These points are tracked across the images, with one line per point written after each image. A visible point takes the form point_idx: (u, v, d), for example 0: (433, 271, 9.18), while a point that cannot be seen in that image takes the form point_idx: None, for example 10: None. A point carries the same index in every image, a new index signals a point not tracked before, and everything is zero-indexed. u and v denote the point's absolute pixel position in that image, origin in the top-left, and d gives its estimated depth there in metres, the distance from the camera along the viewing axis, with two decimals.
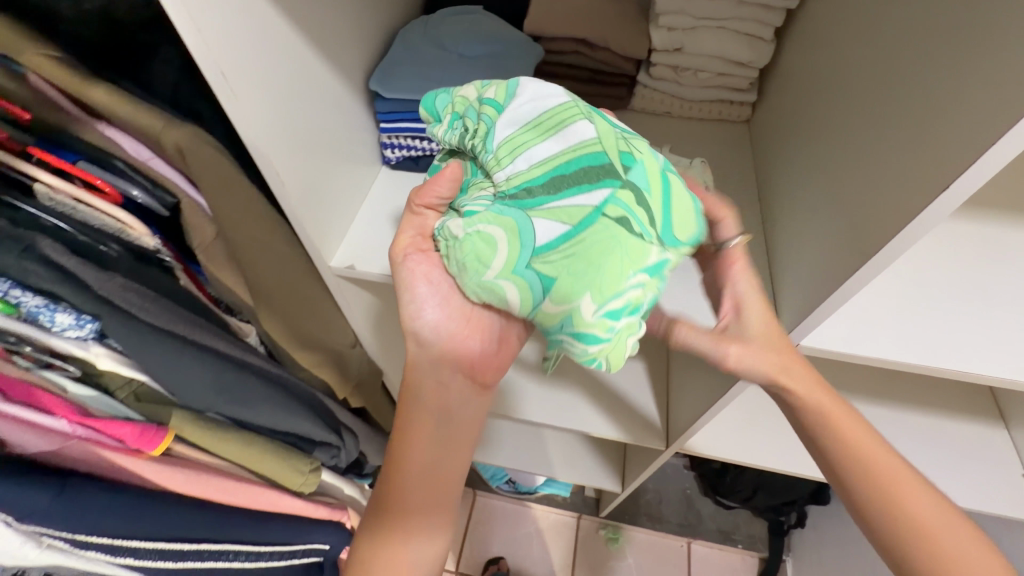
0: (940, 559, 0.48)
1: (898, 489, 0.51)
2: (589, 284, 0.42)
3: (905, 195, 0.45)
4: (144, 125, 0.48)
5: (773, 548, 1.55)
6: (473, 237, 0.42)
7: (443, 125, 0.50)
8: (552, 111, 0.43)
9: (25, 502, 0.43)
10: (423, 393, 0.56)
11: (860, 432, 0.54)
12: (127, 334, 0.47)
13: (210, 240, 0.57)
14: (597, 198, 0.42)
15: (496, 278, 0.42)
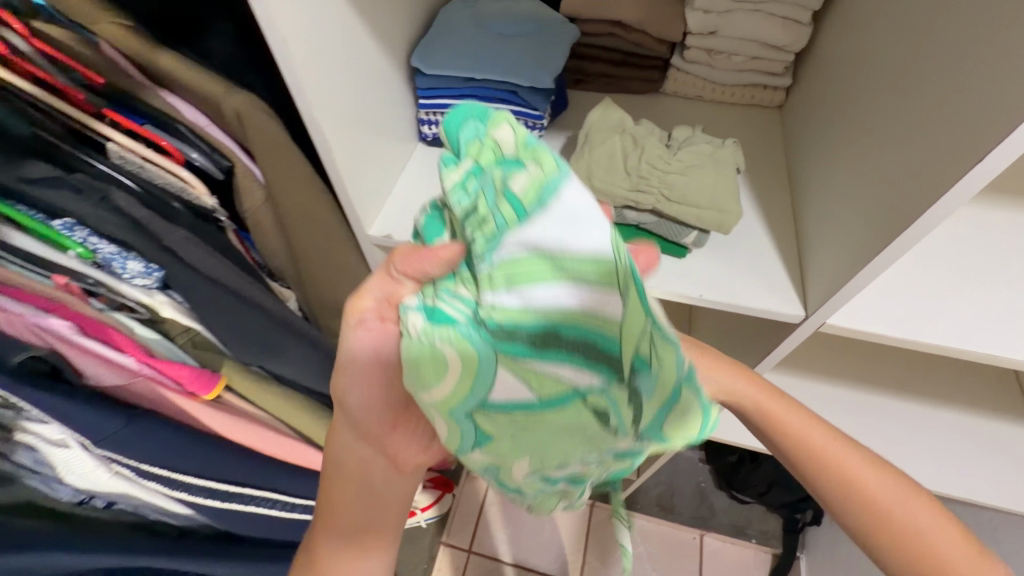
0: (891, 525, 0.54)
1: (858, 479, 0.54)
2: (529, 454, 0.38)
3: (939, 173, 0.46)
4: (207, 90, 0.52)
5: (788, 544, 1.55)
6: (424, 355, 0.34)
7: (456, 174, 0.33)
8: (574, 258, 0.31)
9: (101, 425, 0.44)
10: (346, 465, 0.48)
11: (802, 424, 0.56)
12: (189, 283, 0.52)
13: (259, 204, 0.61)
14: (583, 382, 0.35)
15: (427, 409, 0.36)
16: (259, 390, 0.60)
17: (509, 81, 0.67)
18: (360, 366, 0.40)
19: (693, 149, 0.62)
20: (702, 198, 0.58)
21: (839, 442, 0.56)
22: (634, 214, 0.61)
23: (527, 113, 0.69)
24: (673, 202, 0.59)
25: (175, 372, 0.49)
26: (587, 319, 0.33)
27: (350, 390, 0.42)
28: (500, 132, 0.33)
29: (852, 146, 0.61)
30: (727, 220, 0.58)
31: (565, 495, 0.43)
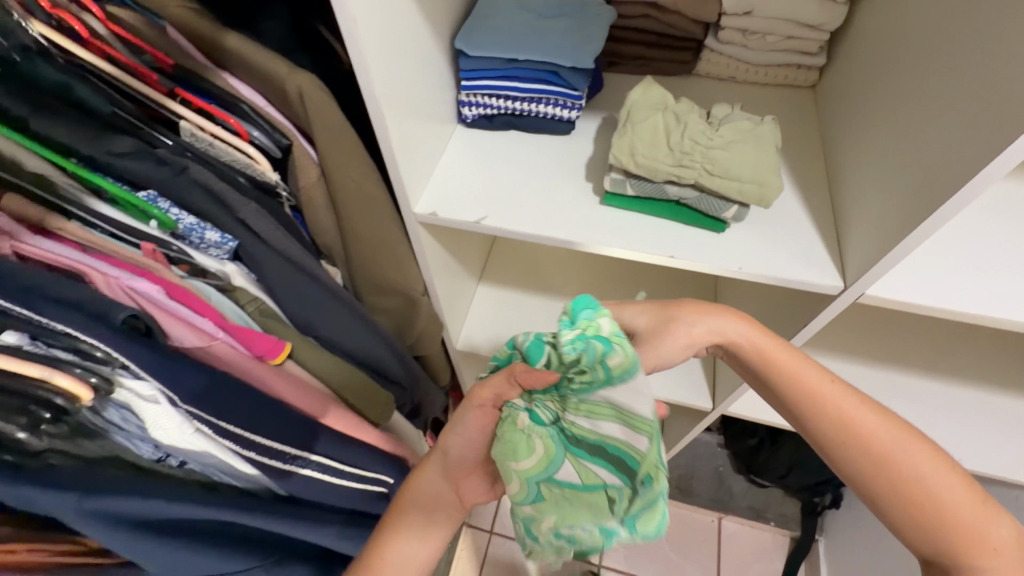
0: (875, 457, 0.54)
1: (865, 430, 0.55)
2: (559, 519, 0.52)
3: (981, 144, 0.47)
4: (273, 71, 0.55)
5: (806, 527, 1.56)
6: (519, 439, 0.51)
7: (568, 333, 0.48)
8: (631, 429, 0.47)
9: (184, 382, 0.47)
10: (428, 487, 0.65)
11: (798, 365, 0.59)
12: (259, 253, 0.55)
13: (314, 182, 0.64)
14: (610, 485, 0.50)
15: (510, 470, 0.52)
16: (315, 357, 0.64)
17: (550, 62, 0.69)
18: (468, 431, 0.60)
19: (734, 125, 0.63)
20: (744, 172, 0.60)
21: (849, 395, 0.57)
22: (675, 188, 0.64)
23: (567, 94, 0.71)
24: (715, 176, 0.61)
25: (248, 338, 0.53)
26: (621, 457, 0.48)
27: (457, 435, 0.61)
28: (600, 319, 0.49)
29: (889, 122, 0.62)
30: (768, 193, 0.60)
31: (559, 551, 0.56)
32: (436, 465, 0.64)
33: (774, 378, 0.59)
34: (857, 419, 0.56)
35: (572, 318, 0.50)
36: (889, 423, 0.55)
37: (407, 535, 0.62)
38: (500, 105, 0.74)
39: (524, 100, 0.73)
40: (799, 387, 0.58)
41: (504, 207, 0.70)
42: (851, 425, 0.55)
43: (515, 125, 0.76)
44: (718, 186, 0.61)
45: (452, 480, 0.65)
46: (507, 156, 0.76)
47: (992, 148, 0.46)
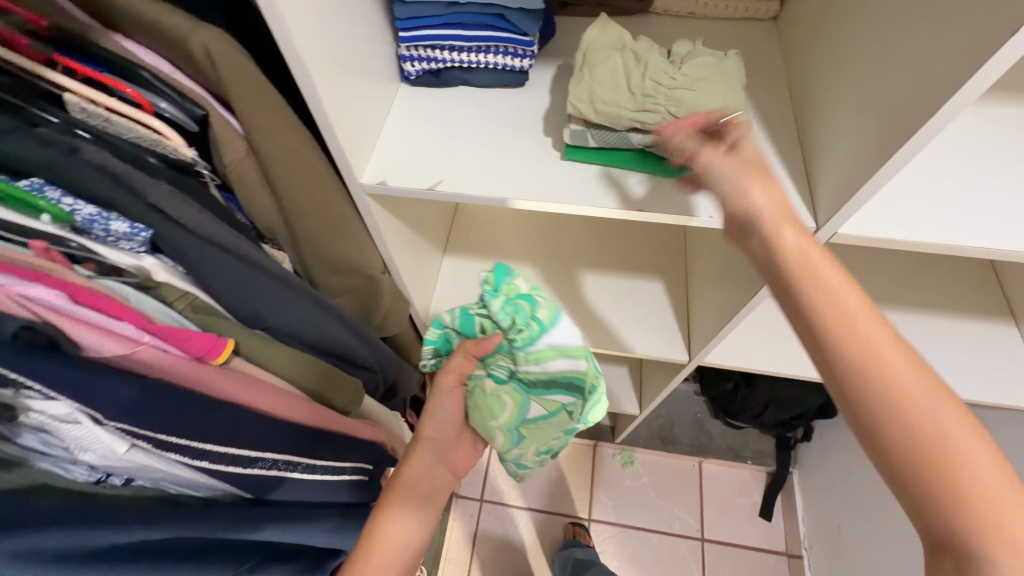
0: (938, 459, 0.35)
1: (894, 374, 0.37)
2: (536, 440, 0.75)
3: (953, 66, 0.45)
4: (171, 29, 0.47)
5: (780, 461, 1.63)
6: (493, 402, 0.70)
7: (498, 302, 0.63)
8: (572, 358, 0.64)
9: (110, 394, 0.41)
10: (421, 474, 0.74)
11: (843, 283, 0.41)
12: (185, 242, 0.49)
13: (242, 156, 0.57)
14: (569, 404, 0.69)
15: (495, 427, 0.72)
16: (266, 350, 0.59)
17: (496, 4, 0.62)
18: (448, 408, 0.76)
19: (698, 64, 0.59)
20: (713, 113, 0.56)
21: (851, 297, 0.40)
22: (639, 136, 0.61)
23: (517, 40, 0.65)
24: (682, 119, 0.57)
25: (180, 340, 0.47)
26: (567, 380, 0.67)
27: (438, 420, 0.77)
28: (517, 284, 0.63)
29: (856, 50, 0.59)
30: (741, 133, 0.56)
31: (545, 459, 0.81)
32: (427, 451, 0.76)
33: (775, 264, 0.45)
34: (892, 366, 0.37)
35: (497, 287, 0.63)
36: (932, 382, 0.37)
37: (406, 513, 0.67)
38: (445, 58, 0.67)
39: (471, 50, 0.66)
40: (792, 280, 0.43)
41: (460, 170, 0.64)
42: (878, 380, 0.37)
43: (464, 79, 0.70)
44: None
45: (445, 460, 0.78)
46: (458, 114, 0.70)
47: (966, 66, 0.44)
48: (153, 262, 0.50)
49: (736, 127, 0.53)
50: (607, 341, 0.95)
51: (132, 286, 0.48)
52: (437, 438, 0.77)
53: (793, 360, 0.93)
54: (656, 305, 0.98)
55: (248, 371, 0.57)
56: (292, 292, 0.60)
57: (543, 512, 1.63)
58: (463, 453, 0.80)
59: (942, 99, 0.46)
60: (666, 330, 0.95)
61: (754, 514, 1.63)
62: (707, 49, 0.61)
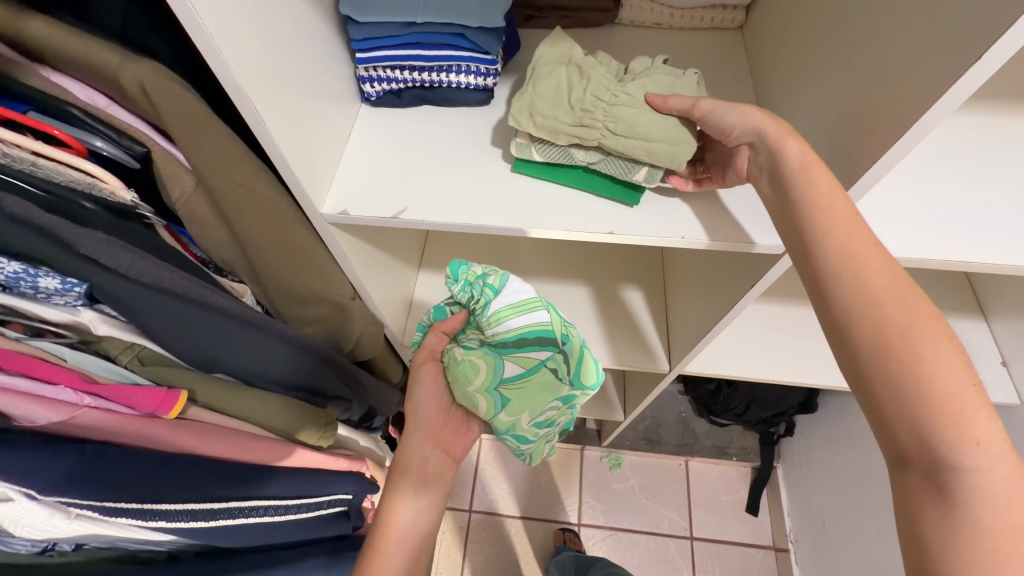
0: (892, 348, 0.41)
1: (889, 302, 0.43)
2: (528, 409, 0.69)
3: (925, 84, 0.45)
4: (103, 64, 0.44)
5: (765, 456, 1.64)
6: (466, 366, 0.65)
7: (458, 286, 0.66)
8: (530, 310, 0.63)
9: (43, 467, 0.41)
10: (414, 458, 0.71)
11: (831, 190, 0.48)
12: (128, 290, 0.45)
13: (190, 190, 0.53)
14: (545, 358, 0.65)
15: (475, 395, 0.67)
16: (223, 394, 0.56)
17: (456, 24, 0.60)
18: (426, 387, 0.73)
19: (651, 82, 0.58)
20: (651, 133, 0.55)
21: (861, 237, 0.46)
22: (583, 152, 0.59)
23: (480, 59, 0.62)
24: (620, 137, 0.56)
25: (124, 397, 0.46)
26: (536, 336, 0.64)
27: (419, 403, 0.73)
28: (472, 271, 0.65)
29: (824, 63, 0.59)
30: (679, 153, 0.56)
31: (548, 434, 0.76)
32: (415, 435, 0.73)
33: (786, 192, 0.49)
34: (889, 295, 0.43)
35: (456, 278, 0.65)
36: (901, 280, 0.44)
37: (407, 502, 0.67)
38: (406, 78, 0.65)
39: (432, 70, 0.64)
40: (802, 220, 0.48)
41: (426, 195, 0.62)
42: (876, 307, 0.43)
43: (426, 98, 0.68)
44: (625, 147, 0.56)
45: (437, 441, 0.74)
46: (422, 135, 0.67)
47: (939, 84, 0.43)
48: (92, 314, 0.48)
49: (699, 106, 0.55)
50: None
51: (69, 344, 0.48)
52: (420, 421, 0.73)
53: (772, 365, 0.92)
54: (635, 315, 0.97)
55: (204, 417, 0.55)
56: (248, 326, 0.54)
57: (533, 520, 1.62)
58: (452, 433, 0.77)
59: (917, 115, 0.45)
60: (646, 340, 0.94)
61: (741, 510, 1.65)
62: (664, 66, 0.60)
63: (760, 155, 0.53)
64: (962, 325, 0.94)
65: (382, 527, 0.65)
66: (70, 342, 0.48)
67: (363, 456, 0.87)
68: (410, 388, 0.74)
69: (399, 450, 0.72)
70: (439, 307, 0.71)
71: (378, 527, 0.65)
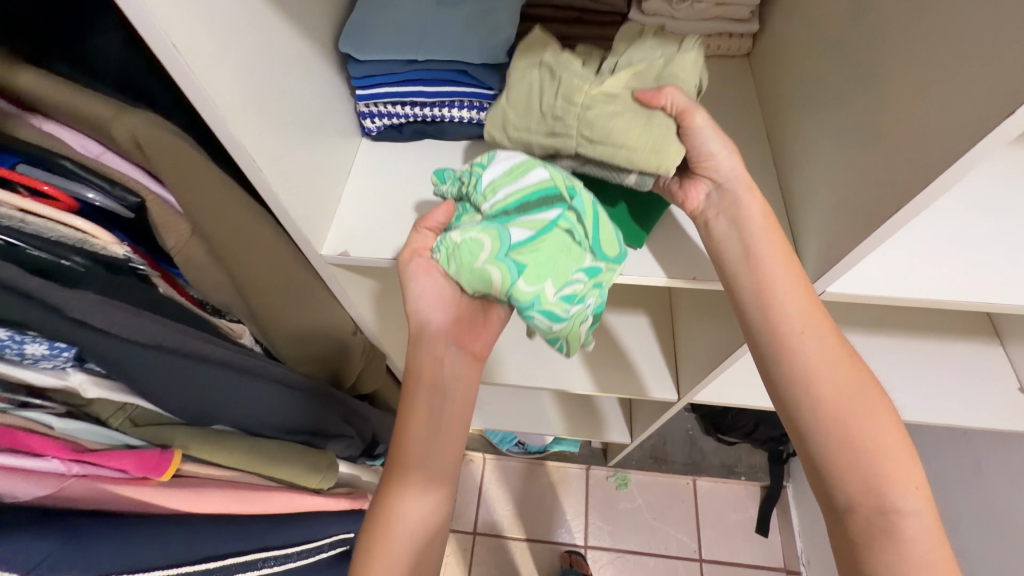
0: (836, 405, 0.50)
1: (834, 366, 0.51)
2: (553, 277, 0.51)
3: (948, 131, 0.42)
4: (94, 116, 0.43)
5: (773, 475, 1.60)
6: (464, 246, 0.51)
7: (446, 185, 0.56)
8: (529, 167, 0.51)
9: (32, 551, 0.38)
10: (423, 412, 0.59)
11: (793, 263, 0.54)
12: (108, 346, 0.43)
13: (186, 240, 0.52)
14: (555, 218, 0.51)
15: (484, 271, 0.51)
16: (215, 447, 0.55)
17: (457, 60, 0.58)
18: (430, 292, 0.57)
19: (635, 75, 0.52)
20: (628, 138, 0.49)
21: (810, 305, 0.52)
22: (565, 161, 0.55)
23: (482, 94, 0.61)
24: (596, 143, 0.50)
25: (112, 463, 0.45)
26: (541, 191, 0.51)
27: (423, 309, 0.58)
28: (458, 170, 0.55)
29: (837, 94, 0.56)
30: (663, 159, 0.49)
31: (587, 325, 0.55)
32: (421, 342, 0.59)
33: (756, 258, 0.54)
34: (832, 360, 0.52)
35: (444, 180, 0.57)
36: (842, 343, 0.52)
37: (418, 491, 0.56)
38: (407, 113, 0.64)
39: (433, 106, 0.63)
40: (770, 289, 0.53)
41: None
42: (825, 368, 0.51)
43: (428, 132, 0.66)
44: (602, 155, 0.51)
45: (461, 345, 0.62)
46: (423, 170, 0.66)
47: (962, 134, 0.40)
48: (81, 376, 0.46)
49: (692, 117, 0.50)
50: (591, 381, 0.92)
51: (57, 412, 0.48)
52: (422, 325, 0.59)
53: None
54: (643, 342, 0.95)
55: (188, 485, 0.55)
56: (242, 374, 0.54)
57: (539, 542, 1.59)
58: (468, 328, 0.62)
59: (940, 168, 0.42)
60: (654, 367, 0.92)
61: (750, 530, 1.61)
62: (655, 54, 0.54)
63: (716, 200, 0.56)
64: (978, 351, 0.92)
65: (388, 523, 0.55)
66: (58, 411, 0.48)
67: (365, 491, 0.86)
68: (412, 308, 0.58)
69: (404, 416, 0.59)
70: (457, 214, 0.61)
71: (379, 520, 0.55)
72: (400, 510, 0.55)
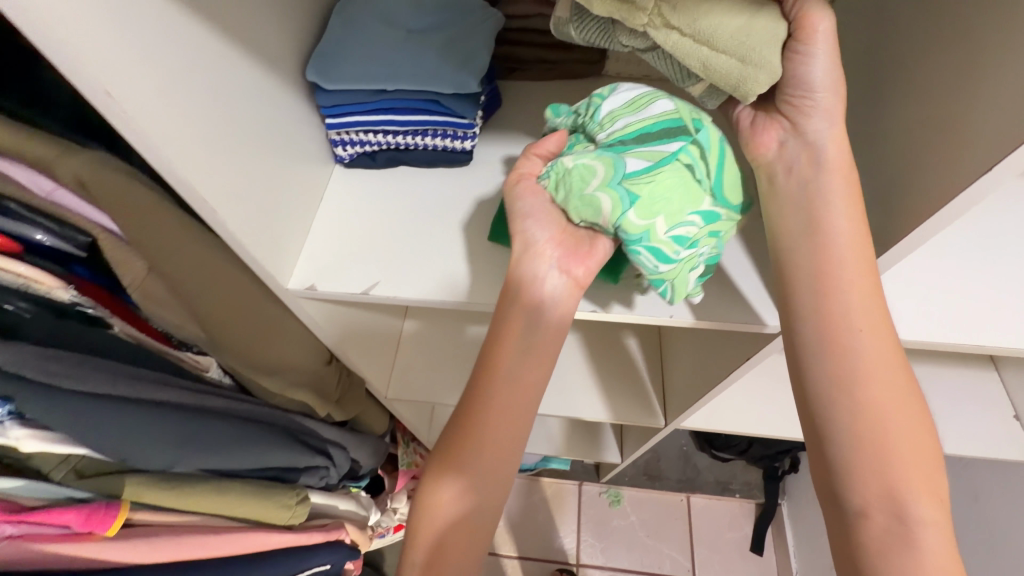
0: (874, 421, 0.45)
1: (890, 377, 0.45)
2: (665, 212, 0.45)
3: (937, 175, 0.40)
4: (35, 156, 0.42)
5: (768, 492, 1.52)
6: (576, 169, 0.47)
7: (563, 116, 0.54)
8: (658, 97, 0.48)
9: None
10: (507, 370, 0.55)
11: (863, 255, 0.45)
12: (44, 411, 0.43)
13: (143, 279, 0.50)
14: (677, 150, 0.46)
15: (593, 195, 0.47)
16: (173, 493, 0.55)
17: (429, 90, 0.56)
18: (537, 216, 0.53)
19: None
20: (720, 34, 0.37)
21: (877, 303, 0.45)
22: (625, 36, 0.43)
23: (456, 123, 0.59)
24: (675, 29, 0.38)
25: (54, 521, 0.46)
26: (665, 122, 0.47)
27: (530, 231, 0.53)
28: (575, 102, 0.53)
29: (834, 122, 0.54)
30: (746, 82, 0.40)
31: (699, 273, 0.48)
32: (520, 266, 0.53)
33: (818, 237, 0.46)
34: (887, 370, 0.45)
35: (559, 112, 0.54)
36: (898, 355, 0.45)
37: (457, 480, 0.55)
38: (380, 141, 0.62)
39: (407, 134, 0.61)
40: (832, 279, 0.45)
41: (400, 266, 0.58)
42: (876, 377, 0.45)
43: (402, 160, 0.64)
44: (676, 48, 0.39)
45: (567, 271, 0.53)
46: (397, 198, 0.64)
47: (954, 177, 0.38)
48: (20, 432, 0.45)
49: (815, 26, 0.40)
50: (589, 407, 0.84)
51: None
52: (529, 245, 0.53)
53: (778, 419, 0.86)
54: None
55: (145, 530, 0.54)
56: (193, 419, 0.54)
57: (532, 559, 1.51)
58: (576, 251, 0.53)
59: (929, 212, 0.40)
60: None
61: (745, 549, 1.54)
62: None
63: (791, 150, 0.47)
64: (974, 376, 0.88)
65: (430, 514, 0.55)
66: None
67: (342, 522, 0.84)
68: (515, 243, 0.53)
69: (492, 355, 0.55)
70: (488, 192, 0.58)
71: (421, 509, 0.56)
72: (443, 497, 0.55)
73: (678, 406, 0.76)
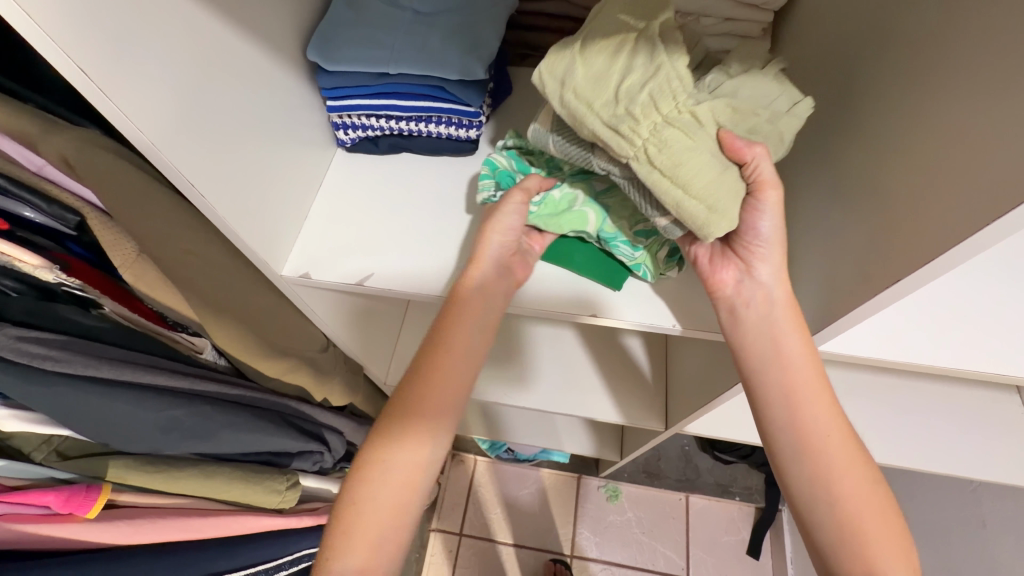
0: (844, 517, 0.44)
1: (854, 472, 0.45)
2: (628, 213, 0.51)
3: (926, 214, 0.36)
4: (16, 130, 0.44)
5: (771, 499, 1.40)
6: (560, 195, 0.52)
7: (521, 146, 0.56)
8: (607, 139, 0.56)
9: None
10: (445, 375, 0.49)
11: (815, 363, 0.46)
12: (26, 391, 0.50)
13: (133, 260, 0.50)
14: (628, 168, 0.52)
15: (580, 209, 0.52)
16: (154, 475, 0.62)
17: (433, 76, 0.54)
18: (512, 218, 0.51)
19: (734, 107, 0.41)
20: (694, 185, 0.39)
21: (830, 404, 0.46)
22: (603, 160, 0.44)
23: (461, 111, 0.56)
24: (656, 169, 0.39)
25: (37, 501, 0.53)
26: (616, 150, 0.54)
27: (504, 227, 0.51)
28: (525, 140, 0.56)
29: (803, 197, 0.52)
30: (709, 226, 0.40)
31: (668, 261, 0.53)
32: (478, 264, 0.51)
33: (775, 346, 0.47)
34: (852, 464, 0.45)
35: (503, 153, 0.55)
36: (858, 449, 0.46)
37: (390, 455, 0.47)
38: (383, 126, 0.59)
39: (410, 120, 0.58)
40: (795, 380, 0.46)
41: (393, 256, 0.57)
42: (845, 473, 0.45)
43: (406, 147, 0.62)
44: (653, 184, 0.40)
45: (511, 274, 0.52)
46: (394, 187, 0.62)
47: (949, 206, 0.34)
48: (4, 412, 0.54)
49: (767, 191, 0.42)
50: (589, 405, 0.80)
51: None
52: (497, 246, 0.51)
53: None
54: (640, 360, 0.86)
55: (128, 513, 0.60)
56: (171, 409, 0.57)
57: (526, 549, 1.42)
58: (522, 257, 0.54)
59: (925, 252, 0.35)
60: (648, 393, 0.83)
61: (742, 553, 1.42)
62: (764, 96, 0.42)
63: (746, 288, 0.47)
64: None
65: (355, 503, 0.46)
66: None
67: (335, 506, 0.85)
68: (479, 241, 0.51)
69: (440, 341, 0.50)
70: (490, 159, 0.54)
71: (344, 501, 0.46)
72: (376, 481, 0.46)
73: (683, 410, 0.73)
